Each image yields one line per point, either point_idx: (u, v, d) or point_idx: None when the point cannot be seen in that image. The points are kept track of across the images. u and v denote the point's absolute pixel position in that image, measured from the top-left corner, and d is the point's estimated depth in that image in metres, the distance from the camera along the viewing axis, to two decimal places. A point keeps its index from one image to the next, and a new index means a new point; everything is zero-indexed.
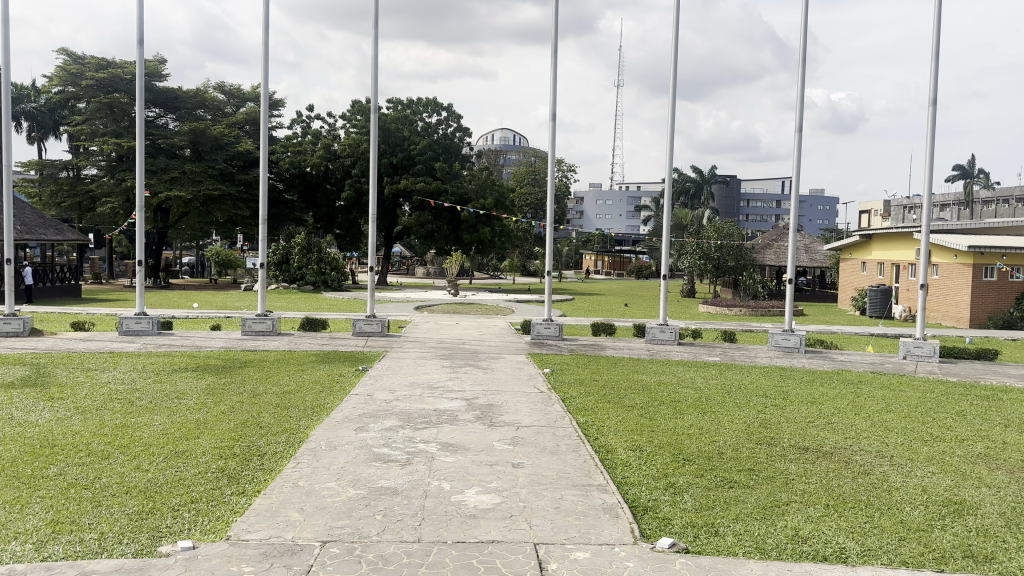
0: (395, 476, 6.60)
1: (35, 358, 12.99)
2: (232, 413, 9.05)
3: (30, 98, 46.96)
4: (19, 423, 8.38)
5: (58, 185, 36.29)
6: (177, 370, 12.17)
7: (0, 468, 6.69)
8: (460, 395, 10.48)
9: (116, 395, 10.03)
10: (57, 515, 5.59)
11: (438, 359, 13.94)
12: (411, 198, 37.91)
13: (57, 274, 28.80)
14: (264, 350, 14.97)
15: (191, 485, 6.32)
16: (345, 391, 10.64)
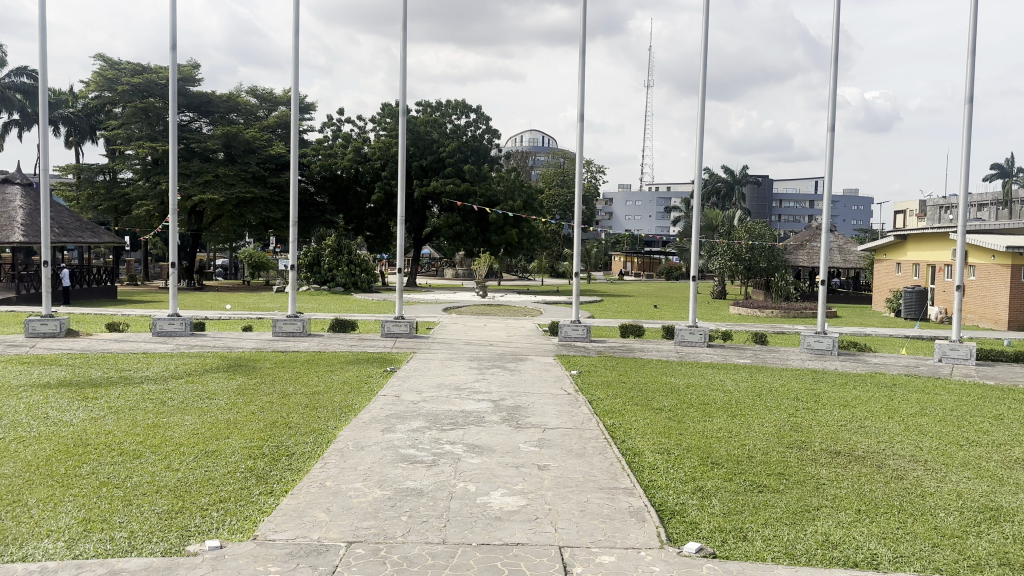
0: (422, 477, 6.64)
1: (71, 359, 13.26)
2: (262, 414, 9.15)
3: (68, 103, 48.02)
4: (54, 422, 8.56)
5: (95, 189, 37.08)
6: (208, 370, 12.38)
7: (34, 466, 6.82)
8: (486, 397, 10.50)
9: (150, 395, 10.22)
10: (89, 513, 5.69)
11: (466, 361, 13.97)
12: (440, 200, 37.95)
13: (93, 276, 29.43)
14: (294, 351, 15.17)
15: (221, 485, 6.39)
16: (372, 393, 10.70)
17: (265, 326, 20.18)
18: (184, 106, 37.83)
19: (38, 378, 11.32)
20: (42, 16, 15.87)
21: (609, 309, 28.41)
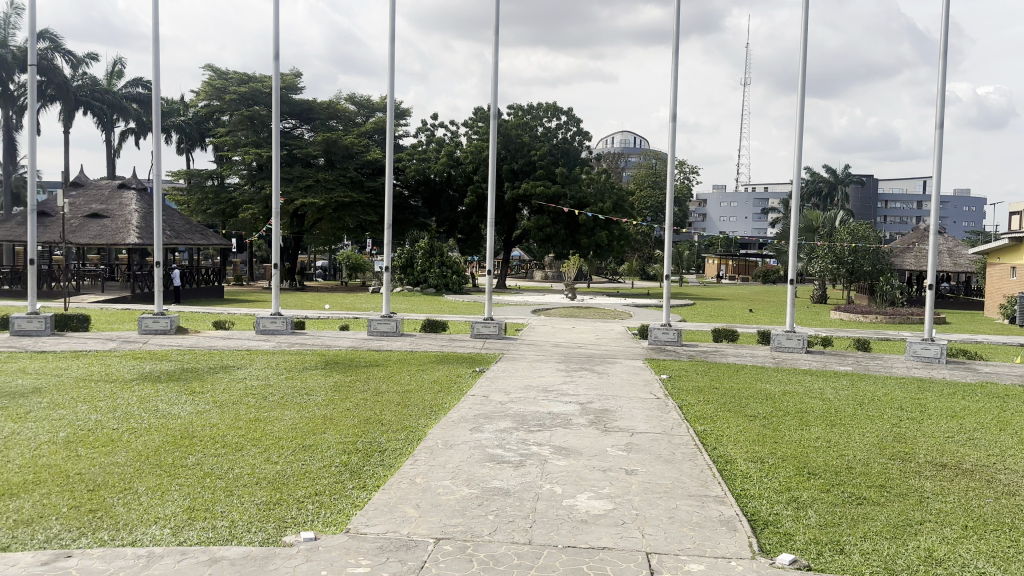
0: (509, 478, 6.69)
1: (181, 354, 14.04)
2: (355, 411, 9.41)
3: (181, 113, 50.85)
4: (163, 414, 9.08)
5: (205, 194, 39.11)
6: (307, 367, 12.87)
7: (145, 456, 7.26)
8: (574, 399, 10.46)
9: (252, 390, 10.70)
10: (194, 502, 6.01)
11: (554, 363, 13.96)
12: (531, 203, 38.04)
13: (202, 276, 31.12)
14: (388, 350, 15.58)
15: (315, 478, 6.62)
16: (462, 392, 10.84)
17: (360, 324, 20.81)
18: (287, 113, 39.43)
19: (153, 372, 12.07)
20: (155, 29, 16.85)
21: (701, 313, 27.85)
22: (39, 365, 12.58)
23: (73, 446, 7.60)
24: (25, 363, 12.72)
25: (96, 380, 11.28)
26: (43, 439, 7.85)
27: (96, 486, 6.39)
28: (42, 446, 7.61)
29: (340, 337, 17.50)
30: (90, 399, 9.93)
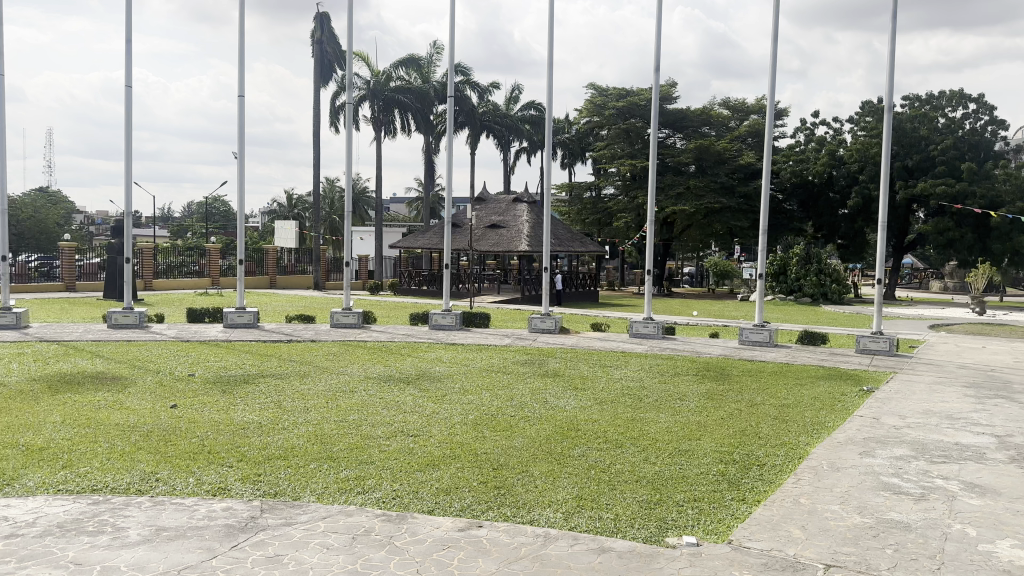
0: (913, 511, 6.00)
1: (565, 352, 15.27)
2: (738, 422, 9.25)
3: (565, 130, 55.12)
4: (552, 407, 9.95)
5: (584, 204, 41.84)
6: (679, 371, 13.08)
7: (539, 443, 8.03)
8: (989, 430, 9.01)
9: (631, 391, 11.20)
10: (582, 491, 6.48)
11: (960, 387, 12.17)
12: (928, 204, 33.82)
13: (581, 281, 33.34)
14: (769, 358, 15.20)
15: (699, 485, 6.69)
16: (847, 411, 10.07)
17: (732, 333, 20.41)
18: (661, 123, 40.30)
19: (544, 367, 13.36)
20: (551, 55, 18.49)
21: None
22: (455, 354, 14.76)
23: (482, 429, 8.73)
24: (446, 352, 15.04)
25: (499, 371, 12.84)
26: (459, 420, 9.13)
27: (501, 466, 7.22)
28: (458, 425, 8.87)
29: (717, 343, 17.56)
30: (495, 387, 11.30)
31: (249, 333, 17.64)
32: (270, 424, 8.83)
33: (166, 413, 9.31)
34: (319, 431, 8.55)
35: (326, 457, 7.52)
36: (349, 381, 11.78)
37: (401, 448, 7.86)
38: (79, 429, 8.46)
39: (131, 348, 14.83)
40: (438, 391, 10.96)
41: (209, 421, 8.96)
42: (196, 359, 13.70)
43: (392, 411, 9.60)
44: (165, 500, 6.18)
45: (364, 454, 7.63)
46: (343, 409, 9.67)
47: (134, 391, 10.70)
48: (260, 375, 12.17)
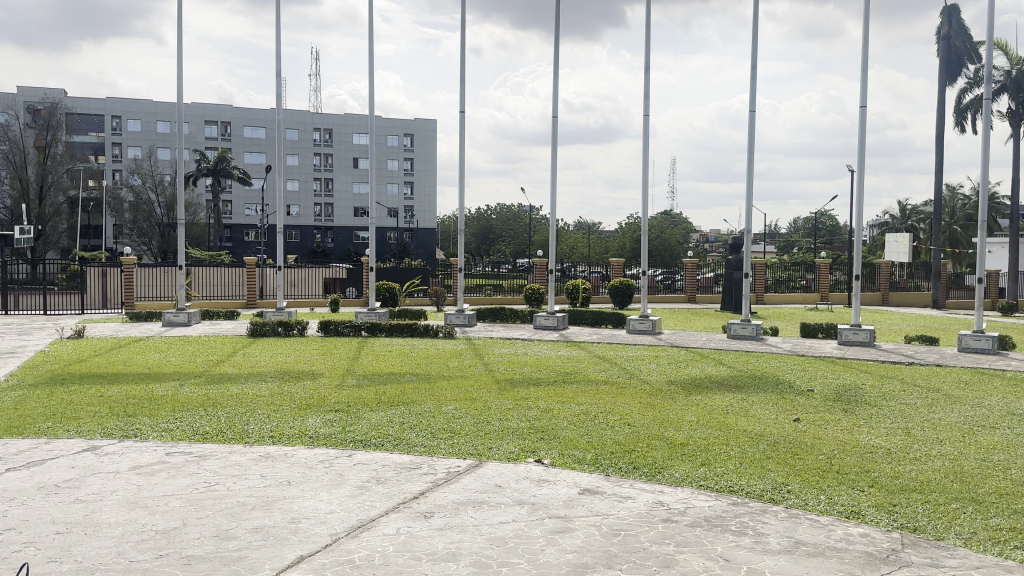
0: (650, 504, 7.60)
1: (272, 375, 15.21)
2: (625, 418, 11.48)
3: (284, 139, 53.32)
4: (249, 437, 10.03)
5: None
6: (384, 389, 13.76)
7: (225, 479, 8.10)
8: (632, 433, 10.48)
9: (528, 397, 13.17)
10: (252, 527, 6.66)
11: (627, 391, 13.86)
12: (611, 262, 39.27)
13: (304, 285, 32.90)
14: (640, 359, 18.12)
15: (601, 474, 8.54)
16: (524, 419, 11.40)
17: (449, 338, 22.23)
18: None
19: (444, 379, 15.01)
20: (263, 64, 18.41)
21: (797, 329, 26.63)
22: (360, 369, 16.11)
23: (421, 436, 10.20)
24: (351, 368, 16.35)
25: (406, 384, 14.33)
26: (397, 428, 10.57)
27: (438, 467, 8.65)
28: (397, 434, 10.28)
29: (570, 348, 20.17)
30: (410, 399, 12.80)
31: (142, 354, 18.11)
32: (224, 440, 9.88)
33: (112, 433, 10.11)
34: (271, 444, 9.68)
35: (111, 489, 7.58)
36: (267, 398, 12.84)
37: (346, 456, 9.09)
38: (21, 449, 9.05)
39: (27, 373, 15.17)
40: (357, 405, 12.26)
41: (156, 439, 9.84)
42: (110, 380, 14.43)
43: (329, 425, 10.82)
44: None
45: (177, 482, 7.92)
46: (282, 425, 10.76)
47: (57, 413, 11.31)
48: (174, 395, 12.99)
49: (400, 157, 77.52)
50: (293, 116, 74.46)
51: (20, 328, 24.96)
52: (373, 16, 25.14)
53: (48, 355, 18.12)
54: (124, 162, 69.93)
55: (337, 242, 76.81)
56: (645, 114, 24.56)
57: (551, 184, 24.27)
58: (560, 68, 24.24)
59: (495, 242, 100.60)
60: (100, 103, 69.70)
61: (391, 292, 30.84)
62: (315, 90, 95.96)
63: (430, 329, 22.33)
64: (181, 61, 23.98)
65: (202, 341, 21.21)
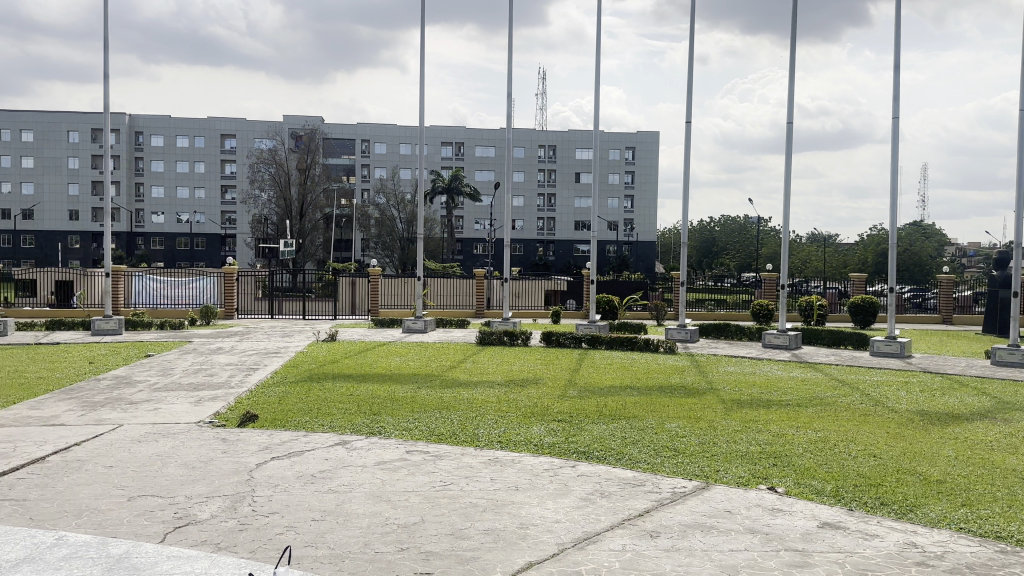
0: (900, 545, 6.85)
1: (500, 383, 15.84)
2: (867, 448, 10.50)
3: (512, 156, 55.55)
4: (482, 441, 10.47)
5: None
6: (608, 402, 13.75)
7: (461, 480, 8.51)
8: (879, 466, 9.55)
9: (758, 419, 12.50)
10: (482, 530, 6.90)
11: (872, 419, 12.67)
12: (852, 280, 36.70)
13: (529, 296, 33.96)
14: (884, 385, 16.53)
15: (841, 509, 7.84)
16: (754, 441, 10.84)
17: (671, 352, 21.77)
18: None
19: (667, 395, 14.70)
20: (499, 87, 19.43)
21: None
22: (582, 381, 16.28)
23: (645, 452, 10.06)
24: (572, 379, 16.58)
25: (628, 398, 14.24)
26: (621, 443, 10.52)
27: (664, 487, 8.45)
28: (621, 448, 10.21)
29: (804, 370, 18.91)
30: (633, 414, 12.69)
31: (386, 358, 19.72)
32: (456, 442, 10.40)
33: (359, 428, 11.05)
34: (498, 449, 10.02)
35: (360, 481, 8.28)
36: (495, 405, 13.37)
37: (571, 467, 9.18)
38: (286, 439, 10.17)
39: (290, 370, 17.08)
40: (579, 416, 12.36)
41: (397, 437, 10.60)
42: (357, 380, 15.84)
43: (554, 434, 11.01)
44: (169, 526, 6.61)
45: (416, 479, 8.46)
46: (509, 432, 11.12)
47: (316, 408, 12.58)
48: (411, 397, 13.96)
49: (622, 171, 77.73)
50: (520, 134, 77.48)
51: (284, 330, 28.21)
52: (600, 32, 25.52)
53: (305, 354, 20.27)
54: (371, 182, 76.83)
55: (559, 255, 78.49)
56: (894, 117, 22.52)
57: (783, 195, 23.03)
58: (795, 72, 23.01)
59: (718, 256, 97.42)
60: (352, 129, 77.25)
61: (611, 305, 30.88)
62: (541, 107, 99.41)
63: (652, 343, 21.98)
64: (421, 86, 25.90)
65: (436, 347, 22.67)
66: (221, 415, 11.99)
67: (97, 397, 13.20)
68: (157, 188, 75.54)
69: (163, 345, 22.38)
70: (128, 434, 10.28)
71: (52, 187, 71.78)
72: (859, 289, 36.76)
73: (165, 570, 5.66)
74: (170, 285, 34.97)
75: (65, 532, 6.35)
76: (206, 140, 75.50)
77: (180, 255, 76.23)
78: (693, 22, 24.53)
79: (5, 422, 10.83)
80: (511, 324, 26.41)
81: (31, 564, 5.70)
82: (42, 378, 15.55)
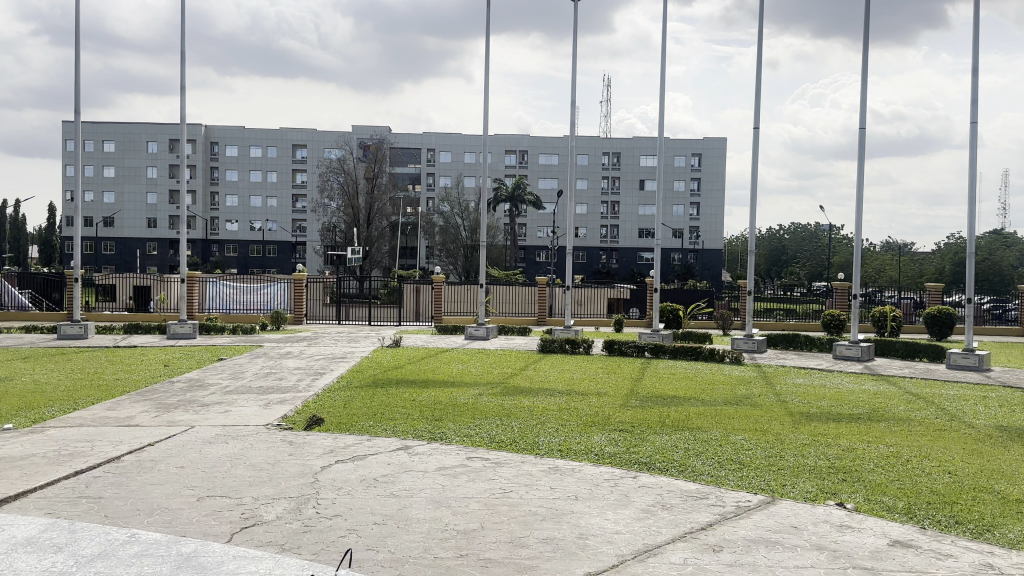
0: (976, 566, 6.54)
1: (561, 391, 15.74)
2: (943, 465, 10.05)
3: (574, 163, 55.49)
4: (543, 449, 10.44)
5: None
6: (672, 414, 13.51)
7: (521, 487, 8.49)
8: (955, 483, 9.16)
9: (826, 433, 12.12)
10: (540, 539, 6.87)
11: (949, 435, 12.11)
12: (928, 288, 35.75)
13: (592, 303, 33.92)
14: (963, 400, 15.78)
15: (913, 527, 7.54)
16: (823, 455, 10.51)
17: (737, 363, 21.32)
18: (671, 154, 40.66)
19: (731, 407, 14.39)
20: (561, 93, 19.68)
21: None
22: (643, 390, 16.11)
23: (707, 464, 9.88)
24: (634, 388, 16.38)
25: (692, 409, 13.99)
26: (683, 454, 10.35)
27: (727, 500, 8.27)
28: (683, 460, 10.04)
29: (877, 383, 18.22)
30: (696, 425, 12.47)
31: (448, 364, 19.88)
32: (516, 450, 10.41)
33: (421, 434, 11.16)
34: (557, 458, 9.98)
35: (421, 486, 8.36)
36: (555, 413, 13.33)
37: (631, 478, 9.08)
38: (350, 443, 10.36)
39: (356, 375, 17.40)
40: (641, 427, 12.21)
41: (457, 444, 10.67)
42: (420, 386, 16.03)
43: (614, 444, 10.91)
44: (235, 526, 6.80)
45: (476, 485, 8.49)
46: (569, 441, 11.06)
47: (379, 413, 12.78)
48: (473, 404, 14.03)
49: (688, 177, 76.74)
50: (583, 142, 77.39)
51: (350, 336, 28.77)
52: (666, 39, 25.31)
53: (369, 360, 20.60)
54: (436, 191, 77.82)
55: (622, 263, 77.92)
56: (973, 121, 21.65)
57: (855, 202, 22.37)
58: (868, 76, 22.34)
59: (788, 265, 95.07)
60: (417, 139, 78.49)
61: (674, 313, 30.52)
62: (606, 114, 99.03)
63: (717, 353, 21.58)
64: (485, 95, 26.14)
65: (497, 353, 22.77)
66: (288, 419, 12.28)
67: (171, 400, 13.69)
68: (232, 197, 78.15)
69: (234, 349, 23.11)
70: (200, 435, 10.64)
71: (134, 196, 75.03)
72: (936, 300, 35.39)
73: (230, 570, 5.82)
74: (244, 291, 36.08)
75: (138, 530, 6.61)
76: (278, 151, 77.82)
77: (253, 262, 78.60)
78: (761, 26, 24.11)
79: (86, 422, 11.33)
80: (573, 332, 26.32)
81: (105, 560, 5.95)
82: (121, 380, 16.23)
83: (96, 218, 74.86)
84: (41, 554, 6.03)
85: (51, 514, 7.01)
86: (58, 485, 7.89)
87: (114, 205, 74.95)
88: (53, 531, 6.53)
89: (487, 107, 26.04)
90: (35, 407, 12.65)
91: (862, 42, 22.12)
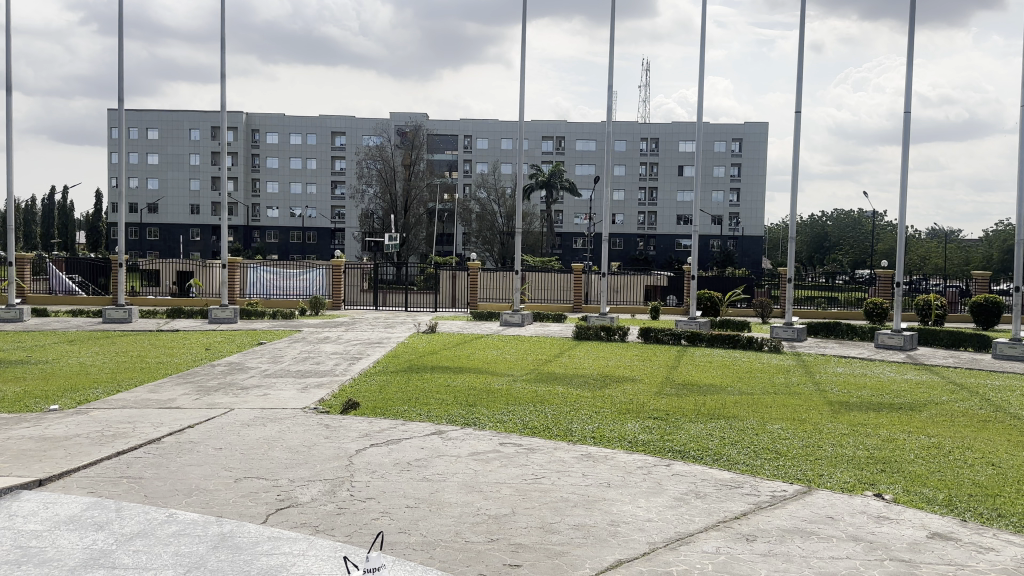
0: (1018, 559, 6.38)
1: (596, 379, 15.58)
2: (986, 456, 9.81)
3: None
4: (574, 437, 10.42)
5: None
6: (705, 403, 13.17)
7: (552, 474, 8.44)
8: (996, 475, 8.94)
9: (866, 423, 11.85)
10: (561, 523, 6.90)
11: (991, 428, 11.70)
12: (976, 279, 35.05)
13: None
14: (1008, 391, 15.28)
15: (954, 519, 7.36)
16: (857, 446, 10.24)
17: (776, 352, 20.98)
18: None
19: (769, 396, 14.18)
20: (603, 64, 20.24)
21: None
22: (677, 379, 15.88)
23: (743, 453, 9.77)
24: (669, 376, 16.25)
25: (728, 399, 13.70)
26: (718, 443, 10.23)
27: (762, 490, 8.15)
28: (718, 449, 9.95)
29: (920, 373, 17.80)
30: (731, 415, 12.28)
31: (483, 350, 19.97)
32: (550, 436, 10.44)
33: (455, 419, 11.25)
34: (591, 445, 9.95)
35: (454, 470, 8.40)
36: (589, 400, 13.26)
37: (665, 466, 9.01)
38: (385, 427, 10.46)
39: (390, 360, 17.61)
40: (676, 415, 12.07)
41: (491, 429, 10.71)
42: (454, 372, 16.05)
43: (648, 432, 10.82)
44: (271, 508, 6.92)
45: (509, 470, 8.52)
46: (603, 428, 11.00)
47: (413, 399, 12.85)
48: (506, 389, 14.07)
49: (728, 163, 75.68)
50: (622, 127, 76.61)
51: (387, 321, 29.06)
52: (706, 22, 24.85)
53: (404, 346, 20.68)
54: (473, 177, 77.55)
55: (659, 250, 77.27)
56: None
57: (900, 187, 21.81)
58: (914, 59, 21.75)
59: (830, 252, 93.20)
60: (456, 125, 78.54)
61: (713, 302, 30.11)
62: (645, 99, 98.47)
63: (755, 341, 21.32)
64: (520, 81, 26.00)
65: (533, 340, 22.70)
66: (324, 402, 12.45)
67: (211, 383, 13.93)
68: (273, 183, 78.98)
69: (272, 333, 23.34)
70: (238, 418, 10.81)
71: (177, 183, 76.43)
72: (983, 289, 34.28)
73: (264, 550, 5.93)
74: (282, 278, 36.47)
75: (176, 510, 6.77)
76: (317, 138, 78.54)
77: (292, 247, 79.52)
78: (803, 8, 23.52)
79: (127, 403, 11.65)
80: (608, 319, 26.16)
81: (143, 538, 6.11)
82: (163, 363, 16.67)
83: (140, 204, 76.64)
84: (82, 532, 6.22)
85: (93, 493, 7.20)
86: (100, 465, 8.11)
87: (157, 191, 76.50)
88: (94, 510, 6.72)
89: (524, 93, 25.94)
90: (80, 389, 13.05)
91: (908, 25, 21.55)
